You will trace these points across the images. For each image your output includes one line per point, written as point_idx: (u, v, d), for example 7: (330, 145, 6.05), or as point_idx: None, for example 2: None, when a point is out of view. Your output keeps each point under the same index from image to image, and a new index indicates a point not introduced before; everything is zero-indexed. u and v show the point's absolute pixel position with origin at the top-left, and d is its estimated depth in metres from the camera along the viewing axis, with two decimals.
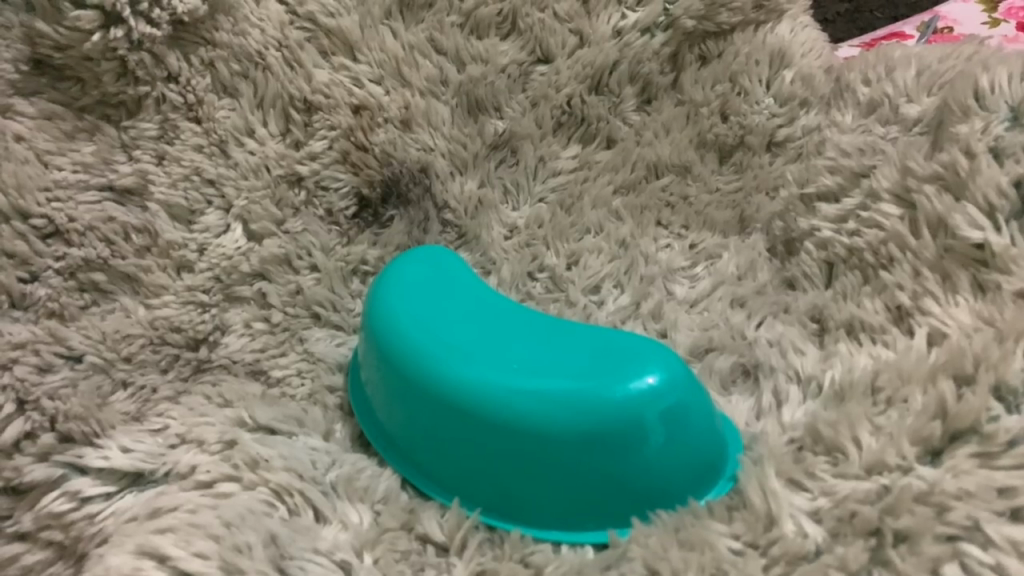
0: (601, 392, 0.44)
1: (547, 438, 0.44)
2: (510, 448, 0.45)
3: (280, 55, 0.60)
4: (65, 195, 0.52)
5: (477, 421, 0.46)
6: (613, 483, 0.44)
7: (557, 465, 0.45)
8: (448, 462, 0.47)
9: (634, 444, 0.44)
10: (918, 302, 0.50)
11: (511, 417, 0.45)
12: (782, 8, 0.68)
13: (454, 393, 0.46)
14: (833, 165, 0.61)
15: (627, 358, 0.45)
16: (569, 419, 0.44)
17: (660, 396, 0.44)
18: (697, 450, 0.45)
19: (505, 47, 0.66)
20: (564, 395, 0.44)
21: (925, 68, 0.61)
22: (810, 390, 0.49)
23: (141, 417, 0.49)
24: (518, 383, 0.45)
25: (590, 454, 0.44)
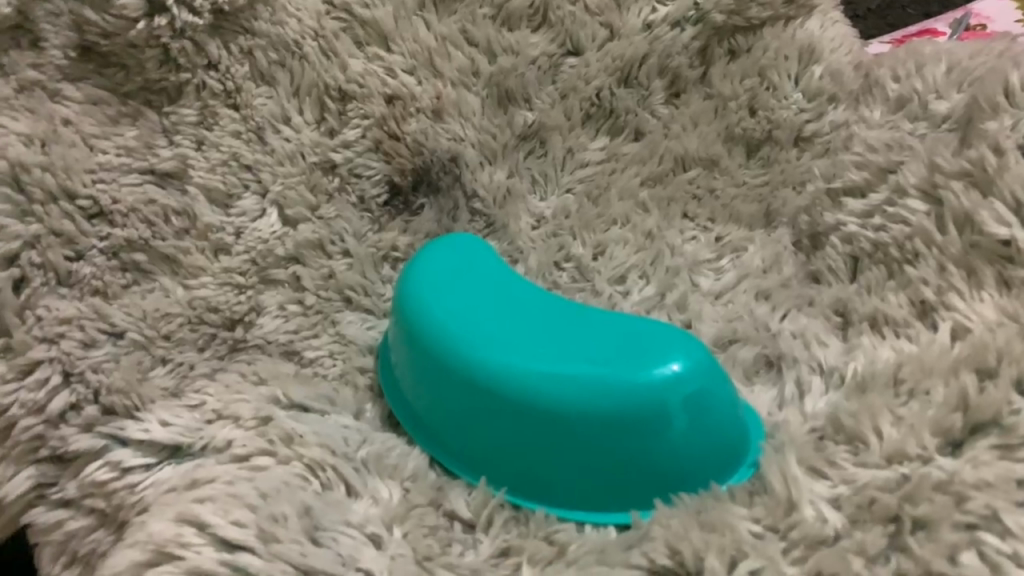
0: (625, 378, 0.45)
1: (571, 421, 0.45)
2: (535, 431, 0.46)
3: (317, 45, 0.61)
4: (110, 177, 0.54)
5: (503, 403, 0.47)
6: (635, 466, 0.45)
7: (580, 447, 0.46)
8: (473, 442, 0.49)
9: (657, 428, 0.45)
10: (943, 297, 0.50)
11: (536, 400, 0.46)
12: (813, 3, 0.68)
13: (481, 376, 0.48)
14: (861, 160, 0.61)
15: (652, 345, 0.46)
16: (593, 403, 0.45)
17: (685, 381, 0.45)
18: (720, 434, 0.46)
19: (535, 39, 0.67)
20: (589, 380, 0.45)
21: (955, 65, 0.61)
22: (832, 381, 0.49)
23: (179, 393, 0.51)
24: (544, 366, 0.46)
25: (614, 437, 0.45)
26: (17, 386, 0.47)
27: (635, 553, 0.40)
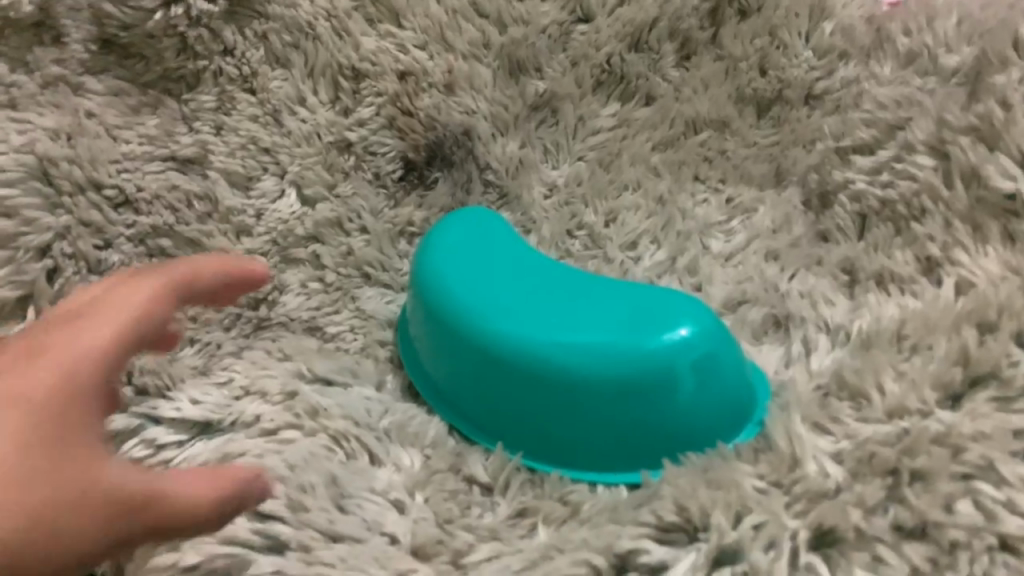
0: (636, 344, 0.46)
1: (583, 387, 0.47)
2: (549, 398, 0.48)
3: (330, 25, 0.62)
4: (134, 166, 0.56)
5: (517, 371, 0.49)
6: (646, 428, 0.47)
7: (592, 411, 0.47)
8: (491, 410, 0.51)
9: (666, 391, 0.46)
10: (948, 253, 0.51)
11: (548, 368, 0.48)
12: None
13: (496, 347, 0.50)
14: (870, 118, 0.61)
15: (660, 311, 0.48)
16: (604, 369, 0.47)
17: (694, 345, 0.46)
18: (729, 395, 0.47)
19: (545, 8, 0.67)
20: (600, 347, 0.47)
21: (966, 16, 0.61)
22: (838, 339, 0.50)
23: (208, 371, 0.53)
24: (556, 335, 0.48)
25: (624, 401, 0.47)
26: None
27: (644, 510, 0.41)
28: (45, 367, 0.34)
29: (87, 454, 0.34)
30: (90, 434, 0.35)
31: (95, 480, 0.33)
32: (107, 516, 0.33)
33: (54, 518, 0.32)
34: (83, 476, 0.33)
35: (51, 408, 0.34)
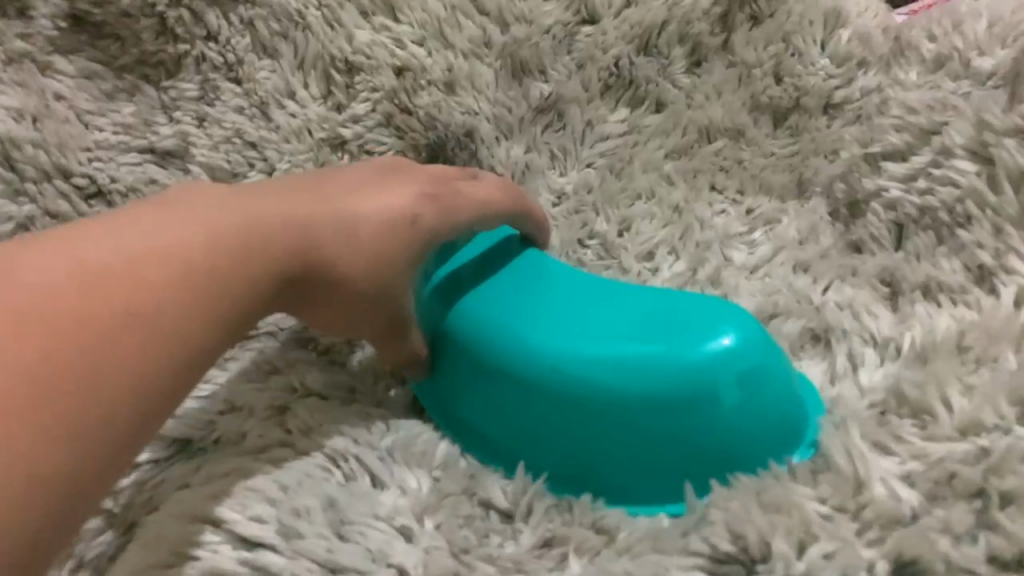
0: (678, 355, 0.41)
1: (614, 404, 0.42)
2: (576, 418, 0.43)
3: (321, 15, 0.58)
4: (106, 156, 0.52)
5: (538, 389, 0.44)
6: (687, 448, 0.42)
7: (626, 431, 0.42)
8: (509, 432, 0.45)
9: (710, 407, 0.41)
10: (1002, 261, 0.47)
11: (574, 384, 0.43)
12: None
13: (513, 361, 0.45)
14: (900, 122, 0.58)
15: (698, 318, 0.43)
16: (637, 383, 0.42)
17: (742, 354, 0.42)
18: (782, 407, 0.42)
19: (549, 8, 0.64)
20: (632, 359, 0.42)
21: (998, 20, 0.59)
22: (887, 354, 0.46)
23: None
24: (580, 347, 0.43)
25: (663, 418, 0.42)
26: None
27: (695, 538, 0.37)
28: (433, 207, 0.46)
29: (407, 273, 0.45)
30: (407, 271, 0.45)
31: (395, 299, 0.45)
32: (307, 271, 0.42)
33: (332, 282, 0.43)
34: (378, 275, 0.44)
35: (417, 237, 0.45)
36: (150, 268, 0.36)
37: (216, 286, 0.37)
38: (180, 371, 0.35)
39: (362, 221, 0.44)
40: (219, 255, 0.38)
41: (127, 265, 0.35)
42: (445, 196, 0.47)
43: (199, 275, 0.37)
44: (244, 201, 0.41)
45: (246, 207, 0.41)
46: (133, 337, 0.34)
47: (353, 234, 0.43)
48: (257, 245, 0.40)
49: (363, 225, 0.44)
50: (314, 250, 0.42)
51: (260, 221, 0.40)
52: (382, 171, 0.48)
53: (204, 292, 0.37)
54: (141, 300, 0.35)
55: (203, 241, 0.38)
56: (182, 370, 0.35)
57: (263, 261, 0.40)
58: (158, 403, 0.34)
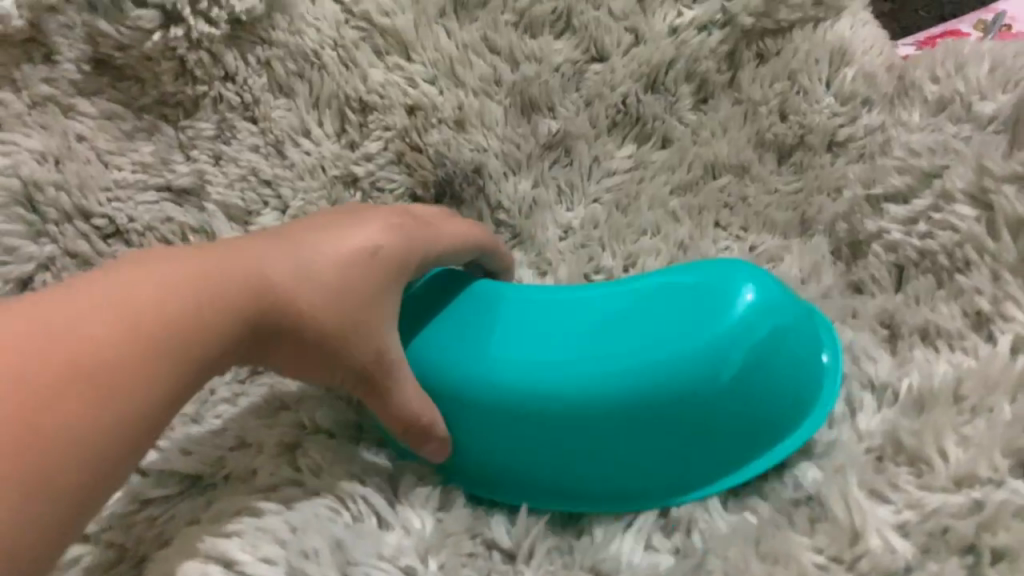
0: (711, 345, 0.44)
1: (667, 404, 0.44)
2: (633, 429, 0.45)
3: (335, 55, 0.59)
4: (125, 196, 0.54)
5: (587, 414, 0.45)
6: (740, 419, 0.45)
7: (682, 424, 0.45)
8: (560, 463, 0.46)
9: (752, 377, 0.45)
10: (999, 307, 0.48)
11: (625, 399, 0.44)
12: (842, 4, 0.67)
13: (556, 394, 0.45)
14: (902, 164, 0.59)
15: (711, 292, 0.45)
16: (686, 380, 0.44)
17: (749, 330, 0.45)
18: (798, 361, 0.47)
19: (559, 46, 0.66)
20: (673, 359, 0.44)
21: (1000, 63, 0.60)
22: (885, 399, 0.47)
23: (200, 419, 0.49)
24: (620, 364, 0.45)
25: (715, 401, 0.45)
26: None
27: None
28: (397, 235, 0.46)
29: (371, 304, 0.44)
30: (375, 309, 0.44)
31: (370, 333, 0.44)
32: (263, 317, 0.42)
33: (299, 321, 0.43)
34: (341, 308, 0.43)
35: (381, 266, 0.45)
36: (117, 341, 0.37)
37: (181, 346, 0.38)
38: (143, 432, 0.37)
39: (323, 255, 0.44)
40: (181, 318, 0.39)
41: (93, 343, 0.36)
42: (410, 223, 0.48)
43: (161, 339, 0.38)
44: (208, 255, 0.42)
45: (209, 263, 0.41)
46: (97, 412, 0.35)
47: (317, 270, 0.43)
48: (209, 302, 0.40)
49: (327, 258, 0.44)
50: (275, 290, 0.42)
51: (224, 275, 0.41)
52: (342, 210, 0.49)
53: (166, 358, 0.38)
54: (105, 377, 0.36)
55: (165, 305, 0.39)
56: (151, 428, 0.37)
57: (230, 312, 0.41)
58: (125, 460, 0.36)
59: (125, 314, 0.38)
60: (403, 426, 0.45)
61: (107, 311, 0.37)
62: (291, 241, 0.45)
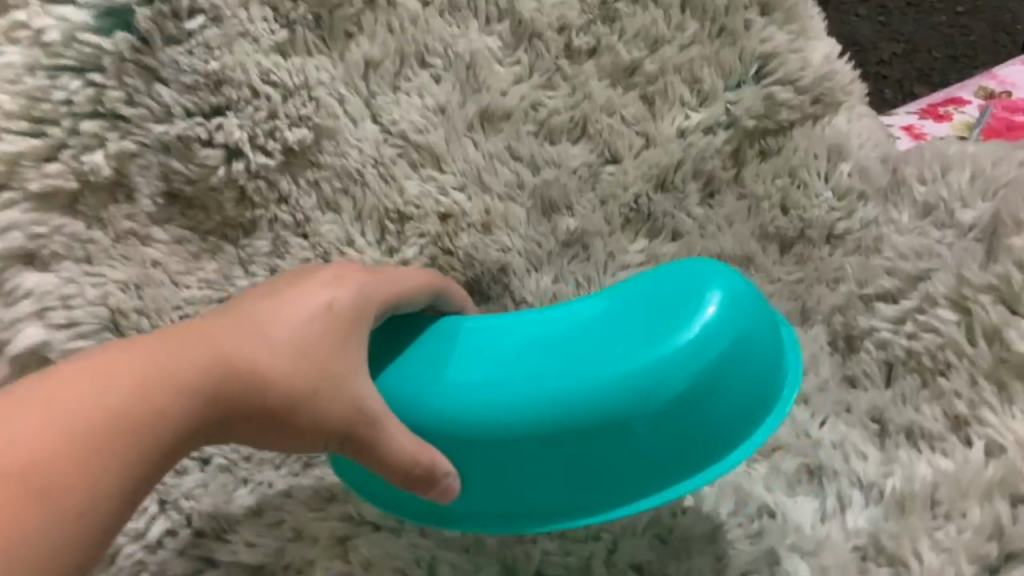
0: (679, 352, 0.49)
1: (644, 409, 0.49)
2: (613, 437, 0.49)
3: (377, 171, 0.66)
4: (195, 312, 0.59)
5: (570, 428, 0.49)
6: (708, 420, 0.50)
7: (656, 427, 0.49)
8: (547, 478, 0.50)
9: (718, 380, 0.50)
10: (976, 412, 0.54)
11: (605, 408, 0.49)
12: (840, 101, 0.73)
13: (541, 416, 0.49)
14: (891, 266, 0.64)
15: (673, 305, 0.51)
16: (659, 385, 0.49)
17: (724, 326, 0.50)
18: (757, 366, 0.52)
19: (576, 151, 0.71)
20: (646, 368, 0.49)
21: (979, 172, 0.65)
22: (872, 496, 0.54)
23: (262, 510, 0.55)
24: (598, 375, 0.49)
25: (687, 404, 0.50)
26: None
27: None
28: (347, 288, 0.50)
29: (342, 360, 0.47)
30: (351, 363, 0.47)
31: (341, 386, 0.47)
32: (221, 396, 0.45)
33: (268, 389, 0.45)
34: (309, 367, 0.46)
35: (340, 320, 0.48)
36: (88, 438, 0.40)
37: (148, 435, 0.42)
38: (117, 517, 0.41)
39: (280, 322, 0.47)
40: (145, 408, 0.42)
41: (64, 443, 0.39)
42: (356, 275, 0.51)
43: (131, 432, 0.41)
44: (163, 346, 0.45)
45: (166, 355, 0.44)
46: (74, 507, 0.39)
47: (278, 337, 0.46)
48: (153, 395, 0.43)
49: (287, 325, 0.47)
50: (230, 369, 0.45)
51: (181, 363, 0.44)
52: (284, 279, 0.51)
53: (136, 448, 0.41)
54: (80, 473, 0.39)
55: (130, 399, 0.42)
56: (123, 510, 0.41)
57: (191, 396, 0.44)
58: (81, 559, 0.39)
59: (97, 412, 0.41)
60: (410, 472, 0.47)
61: (76, 410, 0.41)
62: (246, 318, 0.47)
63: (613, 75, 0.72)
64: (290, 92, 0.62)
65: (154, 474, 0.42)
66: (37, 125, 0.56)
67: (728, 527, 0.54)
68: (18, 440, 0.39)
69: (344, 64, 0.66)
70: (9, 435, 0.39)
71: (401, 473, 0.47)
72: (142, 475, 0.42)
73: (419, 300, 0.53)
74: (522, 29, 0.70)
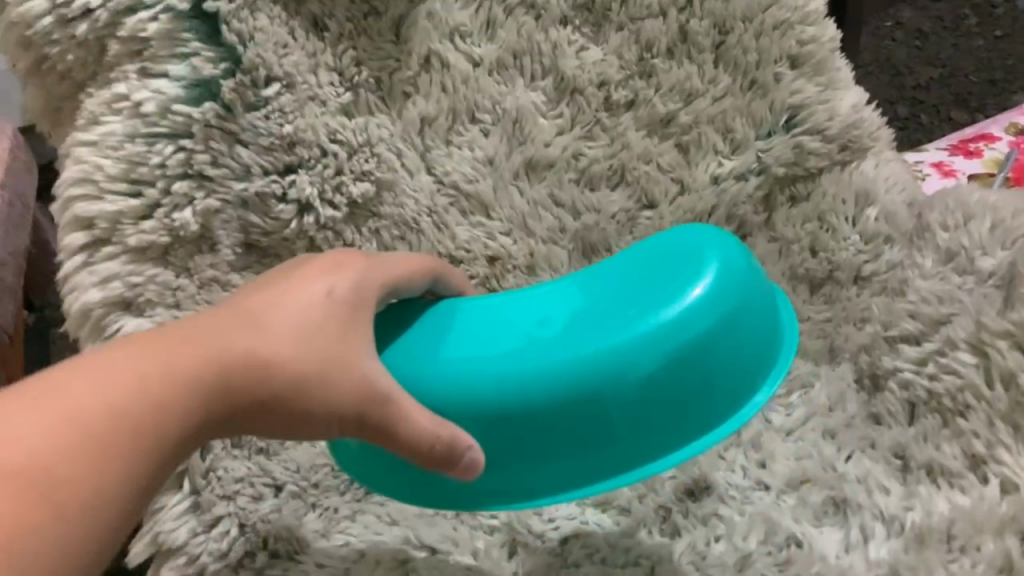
0: (674, 325, 0.52)
1: (640, 379, 0.52)
2: (614, 407, 0.52)
3: (431, 220, 0.72)
4: None
5: (572, 398, 0.52)
6: (703, 389, 0.53)
7: (653, 397, 0.52)
8: (553, 451, 0.53)
9: (712, 350, 0.53)
10: (993, 451, 0.59)
11: (604, 378, 0.51)
12: (868, 146, 0.76)
13: (545, 389, 0.52)
14: (914, 310, 0.67)
15: (665, 282, 0.54)
16: (655, 355, 0.52)
17: (724, 288, 0.54)
18: (748, 341, 0.55)
19: (615, 197, 0.75)
20: (642, 339, 0.52)
21: (999, 223, 0.68)
22: (893, 529, 0.58)
23: (328, 533, 0.61)
24: (597, 348, 0.52)
25: (682, 373, 0.53)
26: (204, 537, 0.57)
27: None
28: (347, 274, 0.50)
29: (350, 346, 0.47)
30: (360, 351, 0.48)
31: (349, 367, 0.47)
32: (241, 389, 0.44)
33: (276, 375, 0.44)
34: (317, 350, 0.46)
35: (343, 305, 0.49)
36: (94, 435, 0.38)
37: (155, 428, 0.40)
38: (121, 521, 0.39)
39: (284, 309, 0.47)
40: (151, 402, 0.41)
41: (71, 443, 0.38)
42: (354, 262, 0.52)
43: (140, 425, 0.40)
44: (162, 341, 0.43)
45: (166, 348, 0.43)
46: (81, 506, 0.37)
47: (283, 323, 0.46)
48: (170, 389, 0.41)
49: (292, 312, 0.47)
50: (247, 360, 0.44)
51: (187, 354, 0.43)
52: (280, 272, 0.51)
53: (148, 442, 0.40)
54: (85, 470, 0.37)
55: (135, 393, 0.40)
56: (128, 510, 0.39)
57: (199, 387, 0.42)
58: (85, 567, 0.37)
59: (104, 410, 0.39)
60: (431, 450, 0.48)
61: (77, 409, 0.39)
62: (247, 308, 0.47)
63: (649, 126, 0.76)
64: (354, 149, 0.69)
65: (161, 470, 0.41)
66: (134, 186, 0.62)
67: (758, 556, 0.58)
68: (23, 441, 0.37)
69: (402, 121, 0.72)
70: (12, 438, 0.37)
71: (422, 451, 0.48)
72: (154, 474, 0.41)
73: (416, 287, 0.56)
74: (565, 84, 0.75)
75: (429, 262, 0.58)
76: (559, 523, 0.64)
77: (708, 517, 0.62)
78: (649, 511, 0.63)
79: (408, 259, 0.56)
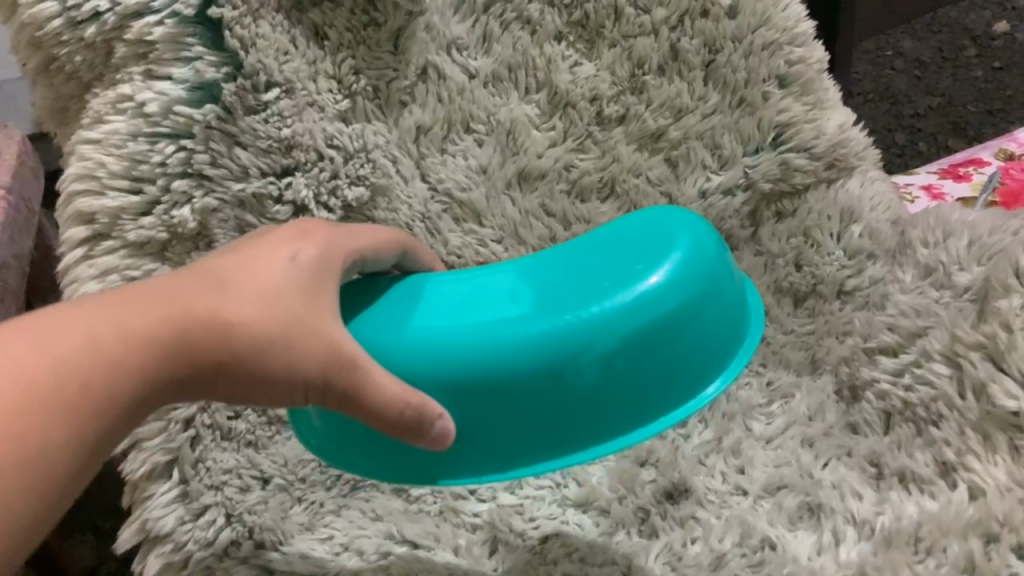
0: (639, 304, 0.54)
1: (605, 355, 0.54)
2: (577, 381, 0.54)
3: (424, 226, 0.74)
4: None
5: (537, 370, 0.53)
6: (664, 367, 0.56)
7: (616, 373, 0.55)
8: (517, 423, 0.55)
9: (674, 330, 0.55)
10: (962, 459, 0.60)
11: (568, 353, 0.53)
12: (854, 165, 0.77)
13: (512, 361, 0.53)
14: (893, 323, 0.69)
15: (633, 261, 0.55)
16: (620, 332, 0.54)
17: (693, 269, 0.56)
18: (711, 324, 0.57)
19: (605, 208, 0.77)
20: (608, 315, 0.53)
21: (976, 239, 0.69)
22: (864, 533, 0.59)
23: (312, 527, 0.62)
24: (563, 323, 0.53)
25: (644, 351, 0.55)
26: (191, 526, 0.58)
27: None
28: (312, 244, 0.52)
29: (316, 313, 0.48)
30: (326, 317, 0.49)
31: (314, 330, 0.48)
32: (200, 353, 0.45)
33: (236, 336, 0.45)
34: (281, 312, 0.47)
35: (308, 271, 0.50)
36: (39, 392, 0.39)
37: (105, 387, 0.42)
38: (69, 475, 0.40)
39: (248, 273, 0.48)
40: (100, 361, 0.42)
41: (18, 396, 0.39)
42: (320, 233, 0.53)
43: (89, 383, 0.41)
44: (118, 301, 0.44)
45: (122, 309, 0.44)
46: (23, 461, 0.38)
47: (247, 289, 0.47)
48: (127, 350, 0.43)
49: (257, 276, 0.48)
50: (207, 324, 0.45)
51: (144, 315, 0.44)
52: (244, 240, 0.52)
53: (98, 401, 0.41)
54: (28, 422, 0.38)
55: (86, 351, 0.42)
56: (74, 467, 0.40)
57: (155, 349, 0.44)
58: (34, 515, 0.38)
59: (50, 367, 0.40)
60: (402, 416, 0.49)
61: (24, 365, 0.40)
62: (211, 272, 0.48)
63: (640, 140, 0.78)
64: (350, 155, 0.71)
65: (111, 430, 0.42)
66: (135, 184, 0.64)
67: (732, 556, 0.60)
68: None
69: (398, 129, 0.75)
70: None
71: (391, 420, 0.49)
72: (105, 433, 0.42)
73: (380, 257, 0.58)
74: (558, 98, 0.77)
75: (394, 235, 0.60)
76: (539, 522, 0.65)
77: (685, 519, 0.64)
78: (628, 512, 0.65)
79: (374, 233, 0.58)
